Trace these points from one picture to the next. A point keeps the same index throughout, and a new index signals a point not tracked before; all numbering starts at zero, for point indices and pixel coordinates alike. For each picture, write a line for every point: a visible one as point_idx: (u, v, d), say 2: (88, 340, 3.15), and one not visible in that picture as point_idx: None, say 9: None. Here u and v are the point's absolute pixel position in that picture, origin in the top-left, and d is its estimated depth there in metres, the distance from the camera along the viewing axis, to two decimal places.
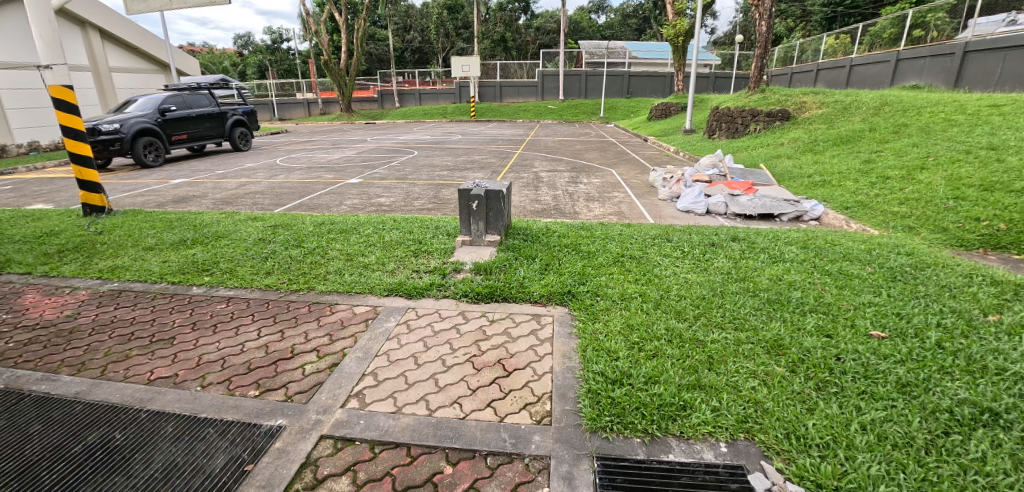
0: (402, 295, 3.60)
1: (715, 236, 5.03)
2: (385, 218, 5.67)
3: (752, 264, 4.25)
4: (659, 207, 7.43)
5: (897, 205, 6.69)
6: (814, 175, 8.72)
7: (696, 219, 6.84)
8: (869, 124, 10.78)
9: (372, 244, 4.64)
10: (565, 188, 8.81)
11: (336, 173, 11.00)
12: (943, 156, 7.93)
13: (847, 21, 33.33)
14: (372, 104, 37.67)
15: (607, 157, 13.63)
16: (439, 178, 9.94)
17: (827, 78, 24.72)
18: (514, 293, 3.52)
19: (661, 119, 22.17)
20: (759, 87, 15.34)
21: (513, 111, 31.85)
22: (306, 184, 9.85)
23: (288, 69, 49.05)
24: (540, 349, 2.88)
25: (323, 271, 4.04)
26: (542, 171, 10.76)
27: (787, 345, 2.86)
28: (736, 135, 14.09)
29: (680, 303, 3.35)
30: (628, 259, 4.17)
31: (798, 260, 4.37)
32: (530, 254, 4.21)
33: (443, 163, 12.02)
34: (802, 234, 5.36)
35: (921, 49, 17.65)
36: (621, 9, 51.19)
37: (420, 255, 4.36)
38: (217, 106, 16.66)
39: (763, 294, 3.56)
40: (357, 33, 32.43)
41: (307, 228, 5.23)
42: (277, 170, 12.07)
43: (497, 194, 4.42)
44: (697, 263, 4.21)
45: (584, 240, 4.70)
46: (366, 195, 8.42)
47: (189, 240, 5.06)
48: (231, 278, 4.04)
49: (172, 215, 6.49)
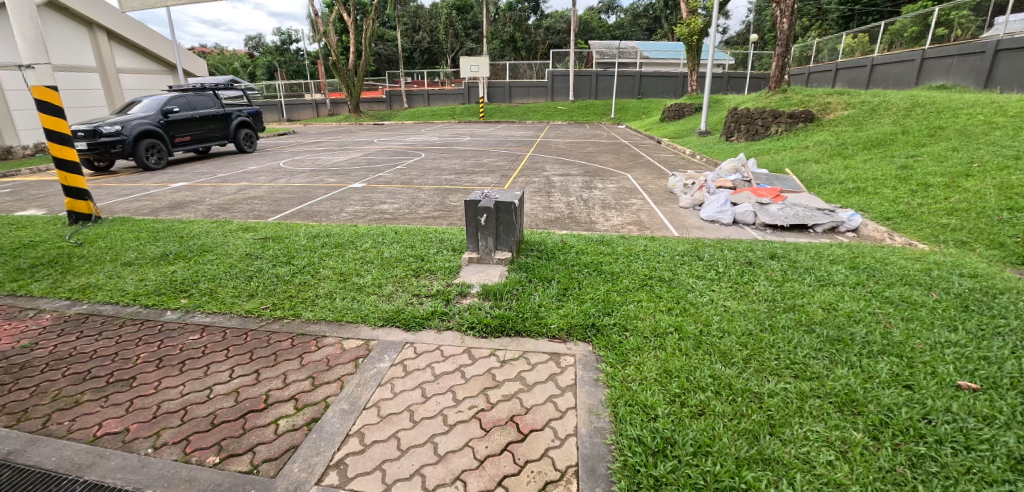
0: (399, 325, 3.13)
1: (751, 253, 4.52)
2: (386, 230, 5.23)
3: (797, 289, 3.75)
4: (681, 217, 6.90)
5: (944, 216, 6.11)
6: (846, 181, 8.14)
7: (722, 230, 6.31)
8: (901, 126, 10.15)
9: (368, 261, 4.19)
10: (579, 193, 8.32)
11: (340, 177, 10.61)
12: (990, 162, 7.31)
13: (865, 20, 32.44)
14: (380, 105, 37.41)
15: (621, 160, 13.11)
16: (446, 182, 9.50)
17: (847, 78, 23.91)
18: (528, 324, 3.04)
19: (674, 120, 21.59)
20: (780, 87, 14.72)
21: (523, 112, 31.41)
22: (308, 188, 9.45)
23: (297, 70, 49.04)
24: (561, 402, 2.40)
25: (312, 294, 3.58)
26: (554, 175, 10.28)
27: (862, 403, 2.37)
28: (756, 137, 13.51)
29: (725, 341, 2.86)
30: (656, 282, 3.69)
31: (850, 285, 3.86)
32: (545, 276, 3.72)
33: (451, 166, 11.58)
34: (846, 251, 4.82)
35: (948, 48, 16.86)
36: (632, 9, 50.58)
37: (421, 275, 3.89)
38: (222, 107, 16.38)
39: (820, 330, 3.05)
40: (365, 33, 32.14)
41: (300, 241, 4.80)
42: (279, 173, 11.70)
43: (508, 206, 3.95)
44: (736, 287, 3.71)
45: (605, 257, 4.22)
46: (369, 201, 8.00)
47: (171, 254, 4.63)
48: (210, 301, 3.59)
49: (162, 224, 6.09)
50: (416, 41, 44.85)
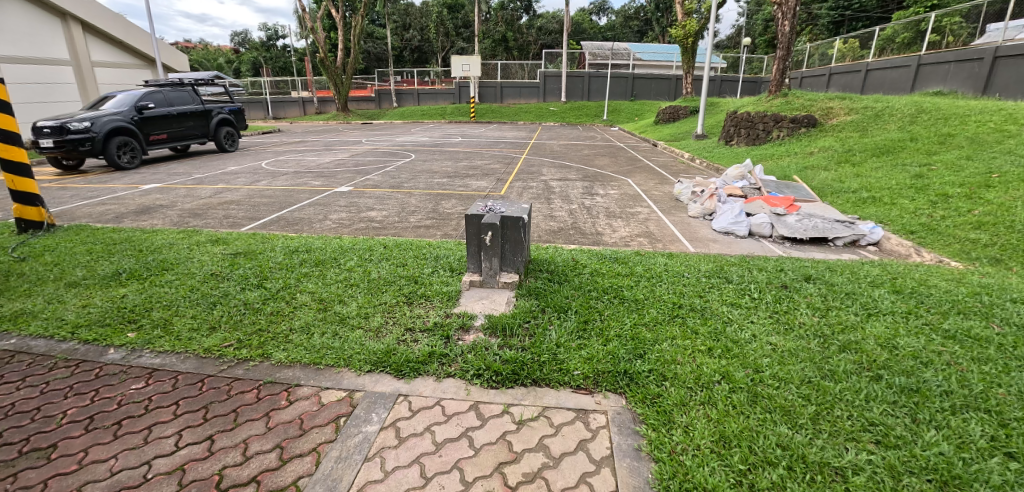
0: (390, 371, 2.62)
1: (782, 274, 4.07)
2: (373, 243, 4.71)
3: (846, 321, 3.30)
4: (692, 227, 6.45)
5: (971, 231, 5.70)
6: (858, 189, 7.74)
7: (738, 243, 5.86)
8: (908, 132, 9.83)
9: (353, 283, 3.68)
10: (580, 200, 7.84)
11: (325, 180, 9.99)
12: (1010, 172, 6.94)
13: (855, 25, 32.56)
14: (369, 104, 36.58)
15: (619, 163, 12.69)
16: (439, 187, 8.96)
17: (841, 82, 23.80)
18: (546, 371, 2.54)
19: (669, 123, 21.27)
20: (780, 91, 14.41)
21: (514, 113, 30.95)
22: (289, 192, 8.83)
23: (283, 67, 47.92)
24: (596, 483, 1.92)
25: (284, 329, 3.08)
26: (551, 179, 9.81)
27: (969, 483, 1.94)
28: (757, 142, 13.17)
29: (784, 393, 2.39)
30: (687, 311, 3.22)
31: (901, 313, 3.42)
32: (558, 304, 3.22)
33: (443, 169, 11.03)
34: (882, 271, 4.39)
35: (945, 53, 16.72)
36: (623, 11, 50.44)
37: (414, 302, 3.37)
38: (202, 103, 15.62)
39: (889, 377, 2.60)
40: (354, 30, 31.38)
41: (275, 258, 4.28)
42: (259, 175, 11.03)
43: (516, 222, 3.42)
44: (778, 318, 3.25)
45: (623, 279, 3.73)
46: (355, 207, 7.42)
47: (125, 274, 4.08)
48: (162, 337, 3.09)
49: (121, 234, 5.47)
50: (406, 39, 44.12)
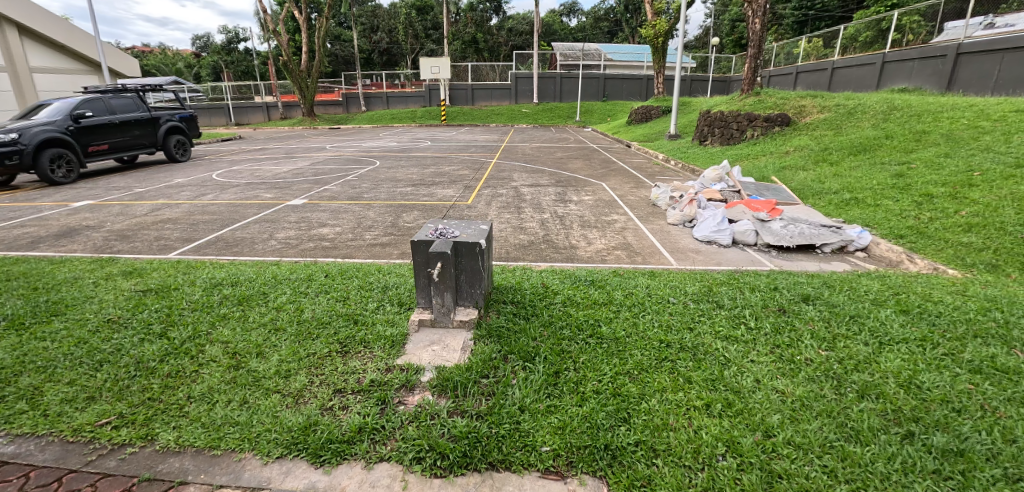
0: (307, 458, 2.04)
1: (778, 294, 3.62)
2: (313, 270, 4.10)
3: (858, 354, 2.85)
4: (672, 236, 5.99)
5: (962, 234, 5.40)
6: (840, 190, 7.45)
7: (722, 254, 5.43)
8: (883, 130, 9.69)
9: (278, 327, 3.04)
10: (553, 208, 7.32)
11: (278, 191, 9.24)
12: (992, 170, 6.74)
13: (818, 25, 33.25)
14: (336, 108, 35.28)
15: (593, 166, 12.27)
16: (401, 197, 8.32)
17: (807, 81, 24.10)
18: (508, 449, 2.01)
19: (642, 123, 21.06)
20: (753, 89, 14.25)
21: (486, 115, 30.41)
22: (236, 206, 8.04)
23: (245, 71, 46.07)
24: None
25: (180, 398, 2.46)
26: (523, 185, 9.29)
27: None
28: (731, 141, 12.95)
29: (805, 470, 1.90)
30: (676, 350, 2.72)
31: (915, 343, 2.99)
32: (524, 349, 2.67)
33: (408, 177, 10.37)
34: (882, 286, 4.00)
35: (909, 51, 16.95)
36: (592, 12, 50.52)
37: (349, 352, 2.77)
38: (149, 110, 14.54)
39: (924, 436, 2.14)
40: (318, 32, 30.26)
41: (192, 295, 3.62)
42: (207, 187, 10.17)
43: (472, 248, 2.87)
44: (782, 355, 2.78)
45: (600, 309, 3.20)
46: (307, 223, 6.73)
47: (3, 322, 3.35)
48: (23, 412, 2.43)
49: (19, 266, 4.68)
50: (374, 41, 43.09)
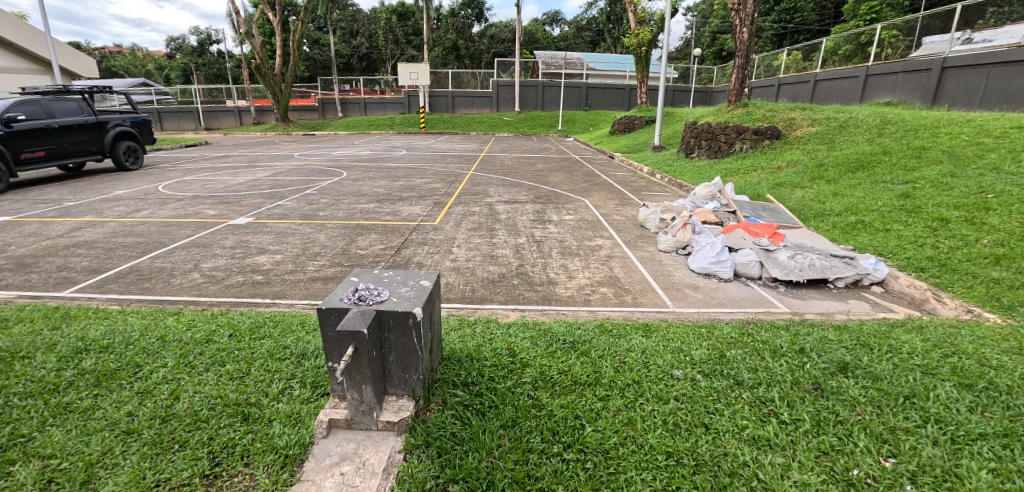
0: None
1: (808, 362, 2.86)
2: (217, 326, 3.21)
3: (933, 465, 2.08)
4: (665, 267, 5.20)
5: (990, 267, 4.74)
6: (844, 212, 6.82)
7: (724, 290, 4.66)
8: (879, 146, 9.19)
9: (130, 431, 2.20)
10: (530, 230, 6.52)
11: (224, 207, 8.22)
12: (1008, 192, 6.17)
13: (796, 38, 33.42)
14: (312, 114, 34.13)
15: (575, 179, 11.54)
16: (361, 215, 7.41)
17: (789, 93, 23.91)
18: None
19: (625, 134, 20.54)
20: (740, 100, 13.74)
21: (466, 123, 29.68)
22: (169, 225, 7.01)
23: (217, 74, 44.28)
24: None
25: None
26: (499, 202, 8.48)
27: None
28: (719, 154, 12.33)
29: None
30: (689, 473, 1.92)
31: (1003, 441, 2.22)
32: (473, 476, 1.85)
33: (373, 191, 9.47)
34: (925, 342, 3.27)
35: (892, 64, 16.69)
36: (575, 22, 50.34)
37: (222, 480, 1.91)
38: (95, 114, 13.31)
39: None
40: (294, 35, 29.10)
41: (32, 373, 2.67)
42: (146, 200, 9.07)
43: (402, 319, 2.04)
44: (835, 471, 2.00)
45: (584, 393, 2.39)
46: (244, 247, 5.77)
47: None
48: None
49: None
50: (353, 46, 42.01)
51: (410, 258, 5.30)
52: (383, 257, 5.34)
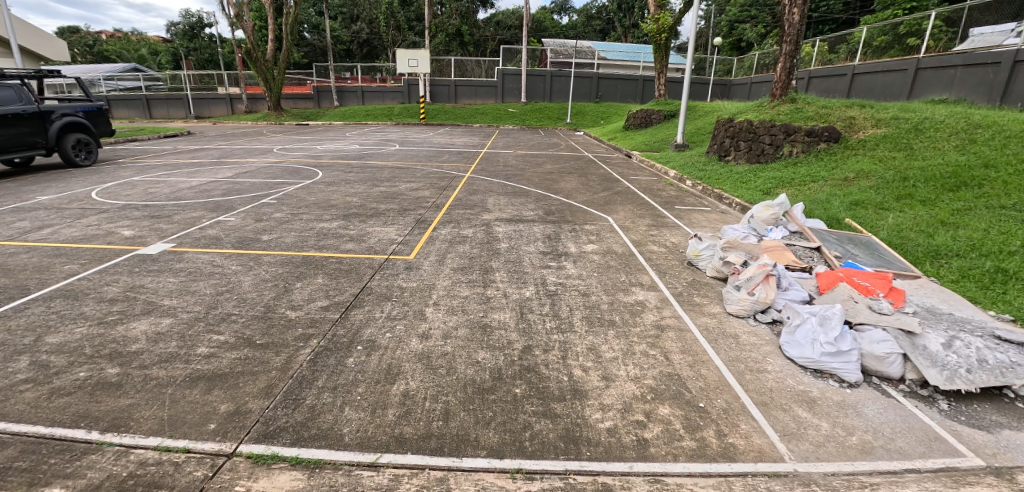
0: None
1: None
2: None
3: None
4: (752, 354, 3.39)
5: None
6: (969, 253, 4.98)
7: (858, 411, 2.86)
8: (979, 155, 7.29)
9: None
10: (542, 271, 4.74)
11: (149, 224, 6.43)
12: None
13: (822, 29, 31.07)
14: (306, 102, 32.32)
15: (591, 186, 9.74)
16: (314, 240, 5.60)
17: (818, 87, 21.60)
18: None
19: (640, 129, 18.68)
20: (786, 94, 11.76)
21: (468, 114, 27.81)
22: (59, 255, 5.23)
23: (210, 59, 42.12)
24: None
25: None
26: (498, 221, 6.69)
27: None
28: (761, 158, 10.47)
29: None
30: None
31: None
32: None
33: (344, 200, 7.70)
34: None
35: (949, 56, 14.42)
36: (585, 9, 48.12)
37: None
38: (35, 102, 11.43)
39: None
40: (288, 18, 27.09)
41: None
42: (62, 211, 7.28)
43: None
44: None
45: None
46: (129, 301, 3.99)
47: None
48: None
49: None
50: (352, 31, 40.00)
51: (360, 329, 3.49)
52: (319, 325, 3.53)
